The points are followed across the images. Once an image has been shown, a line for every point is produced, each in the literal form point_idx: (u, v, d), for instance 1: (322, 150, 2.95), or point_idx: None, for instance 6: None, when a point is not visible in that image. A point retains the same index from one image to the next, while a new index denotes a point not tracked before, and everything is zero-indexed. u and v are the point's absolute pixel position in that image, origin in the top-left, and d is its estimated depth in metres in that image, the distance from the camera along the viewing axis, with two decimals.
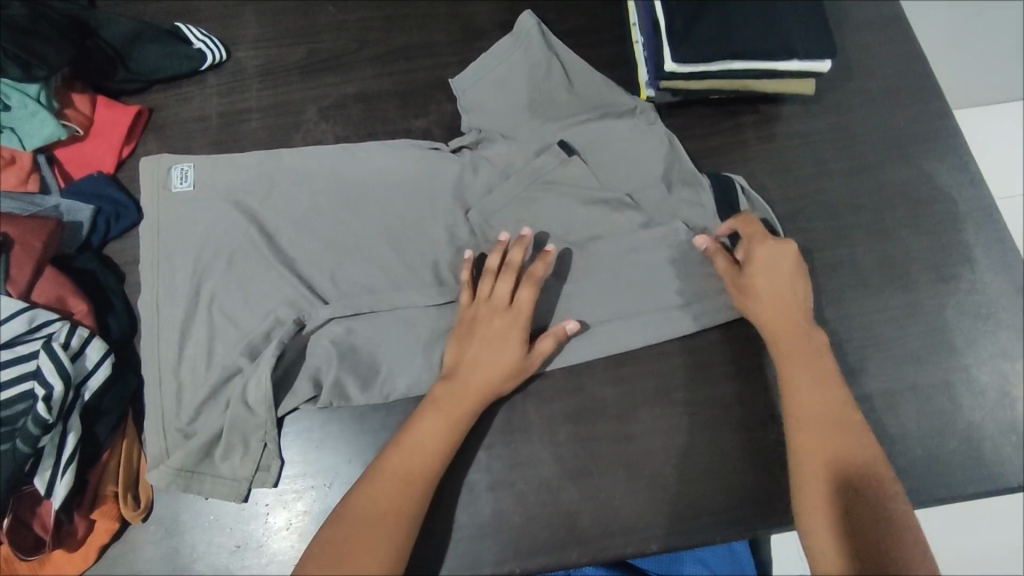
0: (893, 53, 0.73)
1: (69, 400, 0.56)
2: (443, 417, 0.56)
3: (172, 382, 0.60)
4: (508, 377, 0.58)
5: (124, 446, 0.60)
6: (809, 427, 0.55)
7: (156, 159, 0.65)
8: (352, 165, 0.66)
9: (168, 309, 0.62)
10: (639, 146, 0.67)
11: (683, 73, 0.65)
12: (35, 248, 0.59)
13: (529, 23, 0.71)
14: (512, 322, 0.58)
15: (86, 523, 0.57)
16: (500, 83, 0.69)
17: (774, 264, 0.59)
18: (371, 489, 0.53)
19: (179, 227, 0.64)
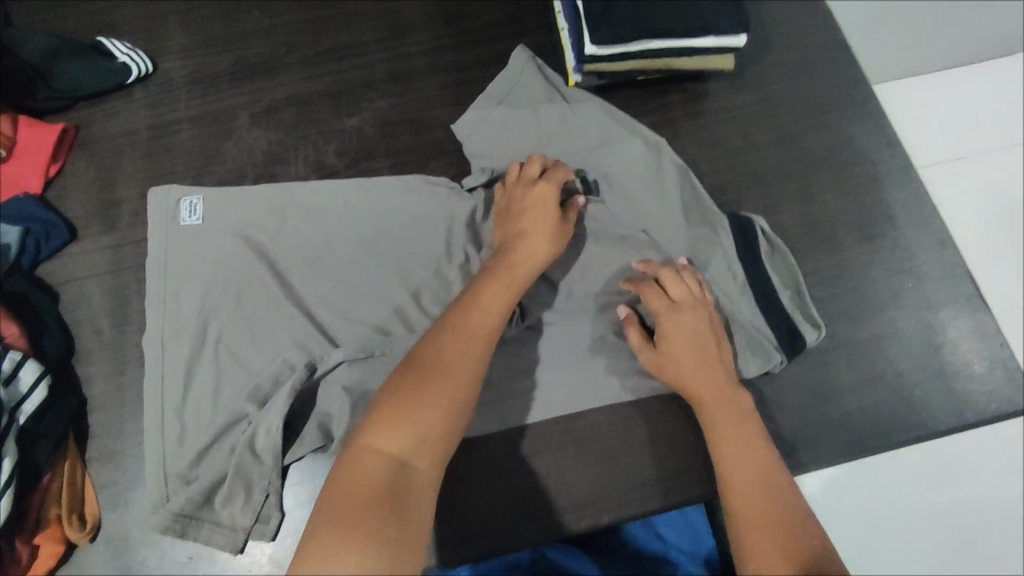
0: (808, 26, 0.76)
1: (4, 424, 0.55)
2: (462, 372, 0.48)
3: (175, 427, 0.59)
4: (552, 240, 0.59)
5: (67, 468, 0.59)
6: (734, 468, 0.52)
7: (166, 190, 0.65)
8: (363, 200, 0.66)
9: (174, 346, 0.61)
10: (641, 170, 0.67)
11: (604, 54, 0.67)
12: None
13: (524, 57, 0.73)
14: (547, 191, 0.60)
15: (31, 548, 0.56)
16: (502, 113, 0.70)
17: (686, 330, 0.58)
18: (421, 367, 0.48)
19: (177, 262, 0.63)
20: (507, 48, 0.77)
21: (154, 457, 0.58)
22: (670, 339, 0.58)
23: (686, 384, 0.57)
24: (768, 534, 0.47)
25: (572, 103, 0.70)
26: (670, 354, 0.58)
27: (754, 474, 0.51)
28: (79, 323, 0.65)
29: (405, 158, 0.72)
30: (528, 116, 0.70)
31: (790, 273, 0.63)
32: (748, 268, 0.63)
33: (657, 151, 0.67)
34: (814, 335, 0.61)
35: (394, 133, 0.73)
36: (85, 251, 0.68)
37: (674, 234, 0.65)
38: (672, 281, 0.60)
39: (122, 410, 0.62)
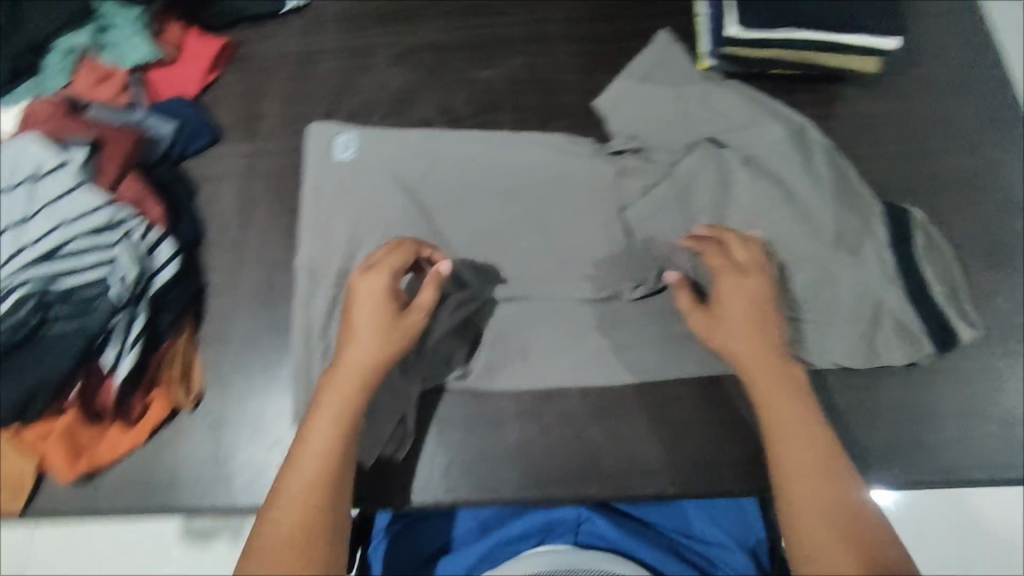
0: (964, 42, 0.72)
1: (140, 288, 0.61)
2: (301, 471, 0.51)
3: (318, 343, 0.64)
4: (383, 336, 0.56)
5: (182, 339, 0.65)
6: (783, 451, 0.53)
7: (327, 125, 0.71)
8: (507, 156, 0.70)
9: (315, 253, 0.66)
10: (788, 156, 0.67)
11: (747, 38, 0.67)
12: (124, 149, 0.66)
13: (665, 41, 0.76)
14: (378, 280, 0.58)
15: (144, 403, 0.62)
16: (648, 97, 0.73)
17: (742, 295, 0.59)
18: (273, 515, 0.50)
19: (333, 182, 0.69)
20: (643, 25, 0.78)
21: (298, 366, 0.63)
22: (724, 312, 0.59)
23: (720, 341, 0.58)
24: (823, 525, 0.49)
25: (721, 86, 0.71)
26: (724, 323, 0.58)
27: (801, 458, 0.52)
28: (210, 216, 0.70)
29: (529, 118, 0.75)
30: (670, 95, 0.72)
31: (943, 267, 0.63)
32: (897, 260, 0.63)
33: (812, 137, 0.69)
34: (971, 334, 0.61)
35: (522, 91, 0.76)
36: (226, 154, 0.73)
37: (825, 214, 0.65)
38: (737, 245, 0.62)
39: (235, 301, 0.67)
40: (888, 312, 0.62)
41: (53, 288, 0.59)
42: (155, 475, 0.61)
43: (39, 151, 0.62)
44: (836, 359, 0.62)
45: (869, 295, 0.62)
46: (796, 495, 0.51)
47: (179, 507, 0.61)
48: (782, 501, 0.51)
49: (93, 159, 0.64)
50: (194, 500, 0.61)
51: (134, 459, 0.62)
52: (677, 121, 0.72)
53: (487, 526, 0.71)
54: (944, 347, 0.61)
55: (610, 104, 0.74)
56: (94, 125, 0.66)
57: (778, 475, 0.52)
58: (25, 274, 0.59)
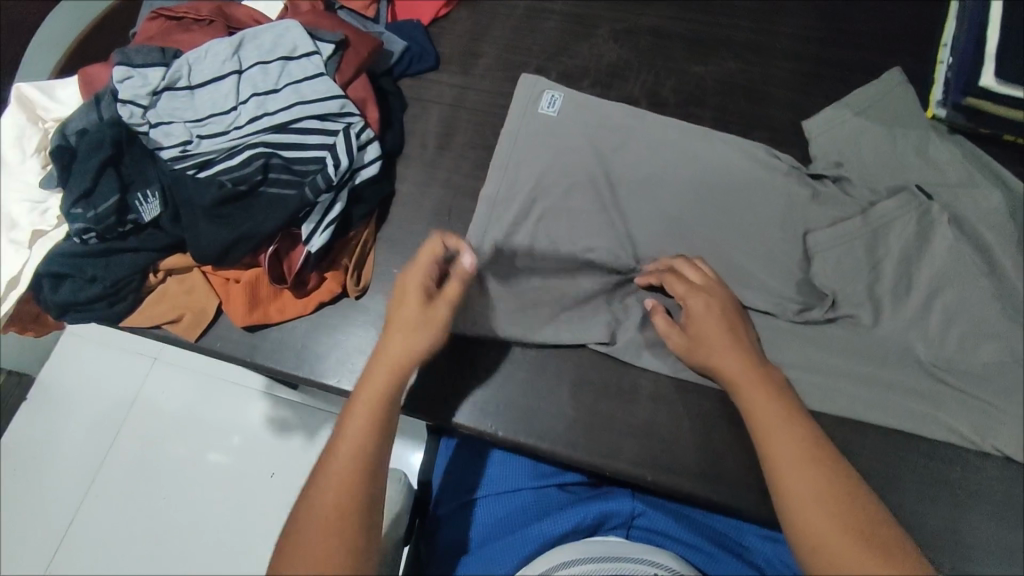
0: None
1: (346, 177, 0.66)
2: (343, 457, 0.52)
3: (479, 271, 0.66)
4: (419, 327, 0.57)
5: (365, 234, 0.70)
6: (790, 474, 0.49)
7: (535, 80, 0.73)
8: (702, 149, 0.70)
9: (495, 196, 0.69)
10: (1004, 229, 0.63)
11: (1003, 92, 0.63)
12: (362, 55, 0.72)
13: (895, 81, 0.71)
14: (418, 268, 0.59)
15: (318, 279, 0.67)
16: (860, 132, 0.69)
17: (704, 319, 0.58)
18: (321, 480, 0.51)
19: (528, 133, 0.71)
20: (872, 58, 0.75)
21: None
22: (704, 338, 0.58)
23: (704, 359, 0.57)
24: (846, 549, 0.45)
25: (942, 138, 0.67)
26: (696, 344, 0.58)
27: (817, 479, 0.48)
28: (412, 134, 0.76)
29: (730, 120, 0.74)
30: (885, 133, 0.68)
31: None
32: None
33: None
34: None
35: (730, 93, 0.75)
36: (439, 82, 0.79)
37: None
38: (692, 270, 0.61)
39: (417, 214, 0.72)
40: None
41: (278, 155, 0.67)
42: (312, 345, 0.67)
43: (299, 36, 0.69)
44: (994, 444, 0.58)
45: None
46: (816, 526, 0.47)
47: (322, 379, 0.66)
48: (799, 537, 0.47)
49: (336, 56, 0.70)
50: (337, 379, 0.66)
51: (297, 325, 0.68)
52: (893, 160, 0.68)
53: (534, 507, 0.68)
54: None
55: (818, 129, 0.70)
56: (344, 27, 0.73)
57: (792, 510, 0.48)
58: (258, 137, 0.66)
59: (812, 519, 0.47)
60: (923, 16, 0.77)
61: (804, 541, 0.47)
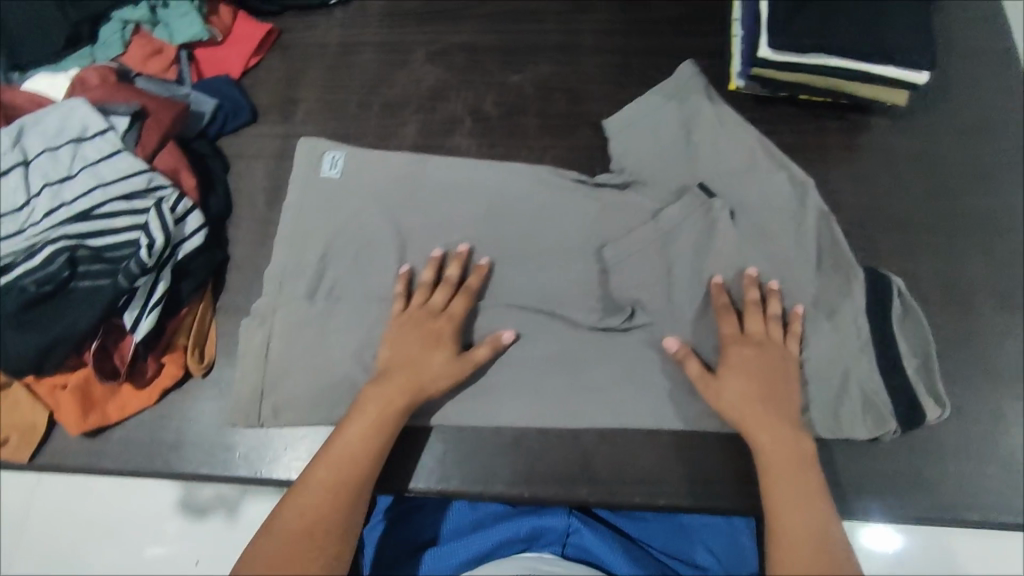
0: (991, 87, 0.73)
1: (166, 255, 0.63)
2: (329, 478, 0.56)
3: (302, 339, 0.65)
4: (440, 379, 0.60)
5: (201, 308, 0.66)
6: (782, 511, 0.54)
7: (314, 142, 0.72)
8: (513, 176, 0.70)
9: (311, 269, 0.68)
10: (783, 206, 0.66)
11: (777, 61, 0.67)
12: (164, 123, 0.68)
13: (688, 72, 0.73)
14: (444, 327, 0.62)
15: (156, 365, 0.63)
16: (651, 131, 0.71)
17: (744, 372, 0.59)
18: (305, 489, 0.55)
19: (349, 189, 0.71)
20: (674, 42, 0.79)
21: (273, 365, 0.64)
22: (729, 397, 0.58)
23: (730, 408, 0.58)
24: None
25: (730, 122, 0.70)
26: (728, 402, 0.58)
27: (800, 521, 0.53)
28: (239, 193, 0.73)
29: (555, 123, 0.76)
30: (683, 114, 0.71)
31: (922, 340, 0.62)
32: (905, 306, 0.62)
33: (810, 197, 0.66)
34: (936, 413, 0.59)
35: (550, 97, 0.77)
36: (260, 135, 0.76)
37: (805, 277, 0.64)
38: (755, 316, 0.61)
39: (255, 276, 0.69)
40: (855, 379, 0.61)
41: (86, 245, 0.62)
42: (160, 435, 0.63)
43: (87, 113, 0.65)
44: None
45: (842, 339, 0.62)
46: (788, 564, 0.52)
47: (178, 471, 0.62)
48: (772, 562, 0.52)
49: (134, 129, 0.67)
50: (194, 465, 0.62)
51: (142, 418, 0.64)
52: (701, 138, 0.70)
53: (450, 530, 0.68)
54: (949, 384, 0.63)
55: (618, 131, 0.72)
56: (139, 95, 0.69)
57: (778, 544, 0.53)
58: (60, 231, 0.62)
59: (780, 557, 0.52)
60: None
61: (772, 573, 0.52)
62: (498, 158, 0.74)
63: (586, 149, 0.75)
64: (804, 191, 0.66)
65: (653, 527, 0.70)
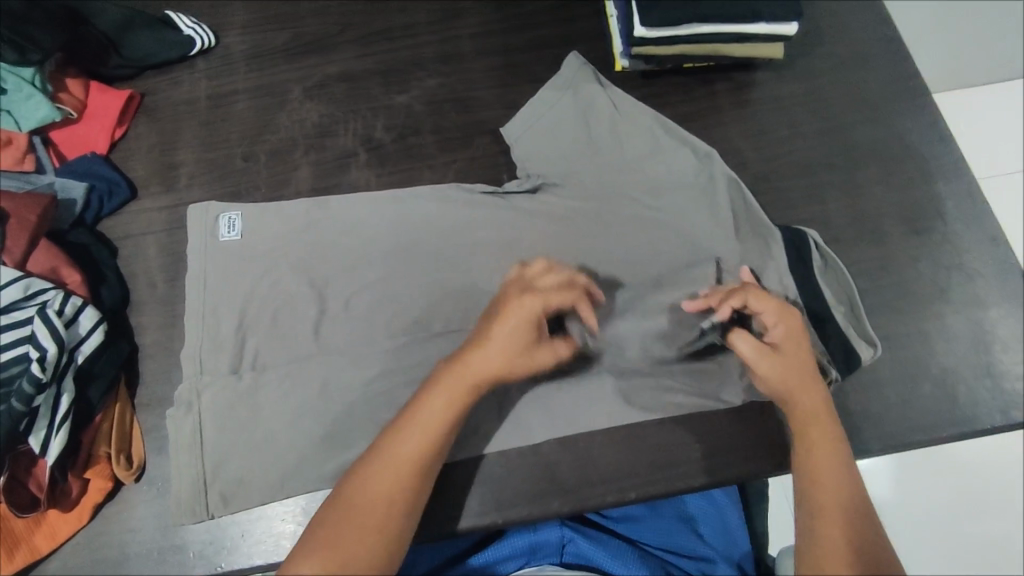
0: (858, 22, 0.76)
1: (63, 364, 0.58)
2: (394, 472, 0.51)
3: (242, 415, 0.62)
4: (515, 359, 0.55)
5: (117, 410, 0.62)
6: (829, 524, 0.51)
7: (207, 206, 0.68)
8: (421, 207, 0.69)
9: (230, 343, 0.64)
10: (690, 181, 0.68)
11: (655, 36, 0.67)
12: (30, 221, 0.62)
13: (576, 65, 0.73)
14: (533, 305, 0.56)
15: (81, 482, 0.59)
16: (550, 129, 0.71)
17: (798, 372, 0.58)
18: (372, 474, 0.51)
19: (255, 250, 0.67)
20: (551, 31, 0.78)
21: (212, 453, 0.61)
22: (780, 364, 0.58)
23: (796, 410, 0.57)
24: None
25: (628, 104, 0.71)
26: (779, 366, 0.58)
27: (854, 542, 0.50)
28: (134, 276, 0.68)
29: (452, 136, 0.74)
30: (574, 107, 0.71)
31: (842, 286, 0.65)
32: (822, 255, 0.66)
33: (720, 171, 0.68)
34: (870, 353, 0.62)
35: (441, 111, 0.75)
36: (144, 209, 0.71)
37: (725, 248, 0.66)
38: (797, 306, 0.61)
39: (170, 361, 0.65)
40: None
41: None
42: (101, 557, 0.59)
43: None
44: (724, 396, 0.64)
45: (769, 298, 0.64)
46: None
47: None
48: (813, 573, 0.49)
49: None
50: None
51: (77, 541, 0.59)
52: (599, 128, 0.70)
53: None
54: (876, 316, 0.65)
55: (518, 137, 0.72)
56: None
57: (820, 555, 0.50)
58: None
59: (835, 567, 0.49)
60: None
61: (817, 572, 0.49)
62: (401, 184, 0.72)
63: (488, 158, 0.73)
64: (711, 163, 0.68)
65: (647, 526, 0.69)
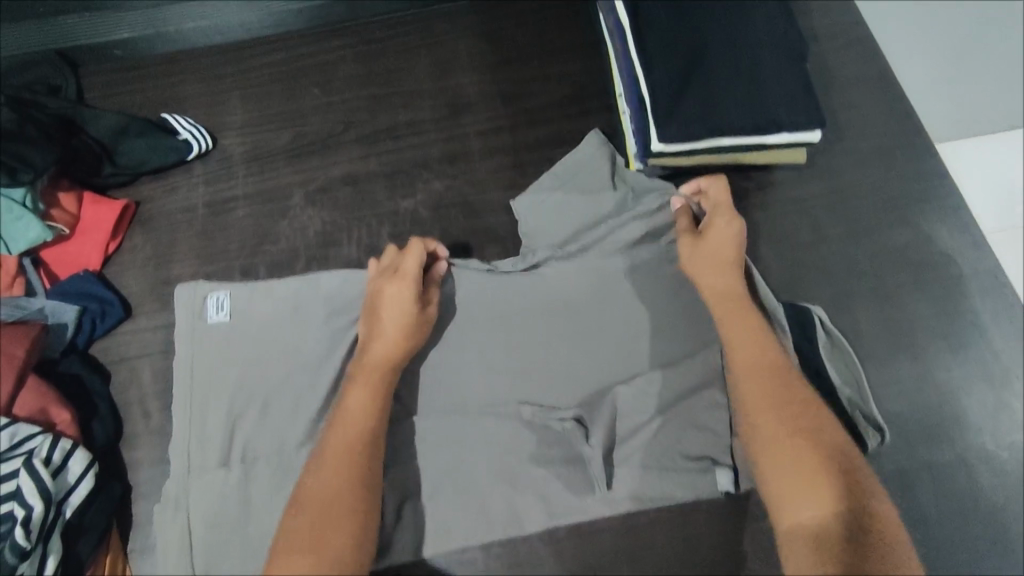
0: (880, 116, 0.74)
1: (50, 519, 0.54)
2: (337, 469, 0.51)
3: (231, 543, 0.57)
4: (413, 332, 0.58)
5: (108, 561, 0.58)
6: (762, 413, 0.52)
7: (195, 285, 0.64)
8: None
9: (221, 474, 0.59)
10: None
11: (671, 151, 0.65)
12: (17, 358, 0.59)
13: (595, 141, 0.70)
14: (404, 283, 0.59)
15: None
16: (556, 207, 0.67)
17: (725, 262, 0.60)
18: (319, 476, 0.51)
19: (242, 335, 0.63)
20: (562, 128, 0.76)
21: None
22: (709, 252, 0.60)
23: (713, 295, 0.59)
24: (807, 482, 0.48)
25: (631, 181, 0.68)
26: (714, 252, 0.60)
27: (795, 423, 0.51)
28: (129, 405, 0.64)
29: (459, 245, 0.71)
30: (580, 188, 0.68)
31: (849, 370, 0.62)
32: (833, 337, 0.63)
33: None
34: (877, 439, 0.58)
35: (447, 217, 0.72)
36: (139, 330, 0.68)
37: None
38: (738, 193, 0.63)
39: None
40: None
41: None
42: None
43: None
44: (723, 486, 0.58)
45: None
46: (783, 471, 0.49)
47: None
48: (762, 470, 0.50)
49: None
50: None
51: None
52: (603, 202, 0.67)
53: None
54: (916, 441, 0.62)
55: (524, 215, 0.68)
56: None
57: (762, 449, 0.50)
58: None
59: (775, 457, 0.49)
60: (590, 70, 0.79)
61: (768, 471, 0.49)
62: None
63: None
64: None
65: None
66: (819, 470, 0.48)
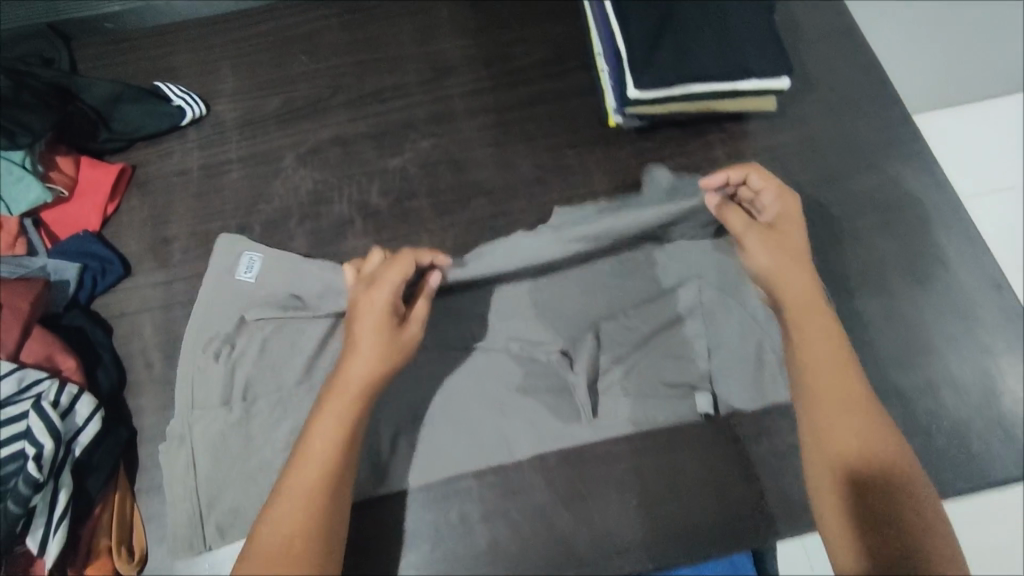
0: (847, 69, 0.77)
1: (61, 457, 0.56)
2: (320, 461, 0.51)
3: (235, 474, 0.60)
4: (389, 355, 0.55)
5: (117, 497, 0.61)
6: (821, 373, 0.55)
7: (232, 240, 0.69)
8: None
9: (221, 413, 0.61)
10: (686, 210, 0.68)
11: (647, 99, 0.68)
12: (24, 310, 0.61)
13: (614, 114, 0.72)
14: (380, 295, 0.56)
15: None
16: None
17: (785, 240, 0.60)
18: (300, 469, 0.51)
19: (261, 288, 0.67)
20: (544, 87, 0.79)
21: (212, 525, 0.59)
22: (766, 236, 0.60)
23: (771, 263, 0.60)
24: (855, 443, 0.52)
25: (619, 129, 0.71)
26: (773, 236, 0.60)
27: (847, 387, 0.54)
28: (131, 356, 0.67)
29: (447, 199, 0.74)
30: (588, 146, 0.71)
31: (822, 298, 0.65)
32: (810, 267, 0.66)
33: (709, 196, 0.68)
34: None
35: (435, 173, 0.75)
36: (139, 287, 0.70)
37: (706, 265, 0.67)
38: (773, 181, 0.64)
39: None
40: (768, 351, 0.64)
41: None
42: None
43: None
44: (702, 409, 0.62)
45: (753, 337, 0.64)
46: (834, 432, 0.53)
47: None
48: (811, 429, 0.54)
49: None
50: None
51: None
52: None
53: None
54: (885, 368, 0.65)
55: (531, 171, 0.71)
56: None
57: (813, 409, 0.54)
58: None
59: (824, 420, 0.53)
60: (570, 31, 0.82)
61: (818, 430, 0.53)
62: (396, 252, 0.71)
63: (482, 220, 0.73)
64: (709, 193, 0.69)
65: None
66: (865, 433, 0.52)
